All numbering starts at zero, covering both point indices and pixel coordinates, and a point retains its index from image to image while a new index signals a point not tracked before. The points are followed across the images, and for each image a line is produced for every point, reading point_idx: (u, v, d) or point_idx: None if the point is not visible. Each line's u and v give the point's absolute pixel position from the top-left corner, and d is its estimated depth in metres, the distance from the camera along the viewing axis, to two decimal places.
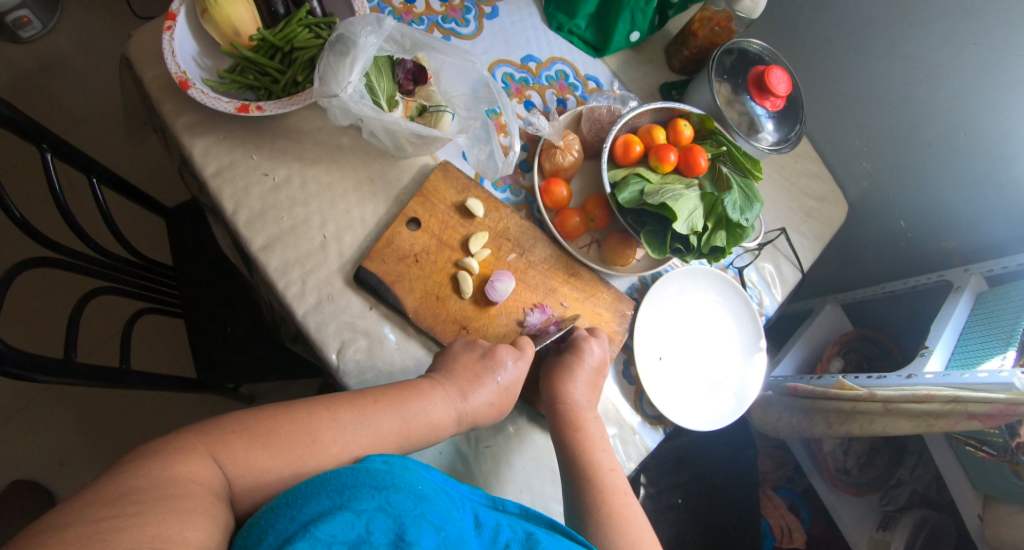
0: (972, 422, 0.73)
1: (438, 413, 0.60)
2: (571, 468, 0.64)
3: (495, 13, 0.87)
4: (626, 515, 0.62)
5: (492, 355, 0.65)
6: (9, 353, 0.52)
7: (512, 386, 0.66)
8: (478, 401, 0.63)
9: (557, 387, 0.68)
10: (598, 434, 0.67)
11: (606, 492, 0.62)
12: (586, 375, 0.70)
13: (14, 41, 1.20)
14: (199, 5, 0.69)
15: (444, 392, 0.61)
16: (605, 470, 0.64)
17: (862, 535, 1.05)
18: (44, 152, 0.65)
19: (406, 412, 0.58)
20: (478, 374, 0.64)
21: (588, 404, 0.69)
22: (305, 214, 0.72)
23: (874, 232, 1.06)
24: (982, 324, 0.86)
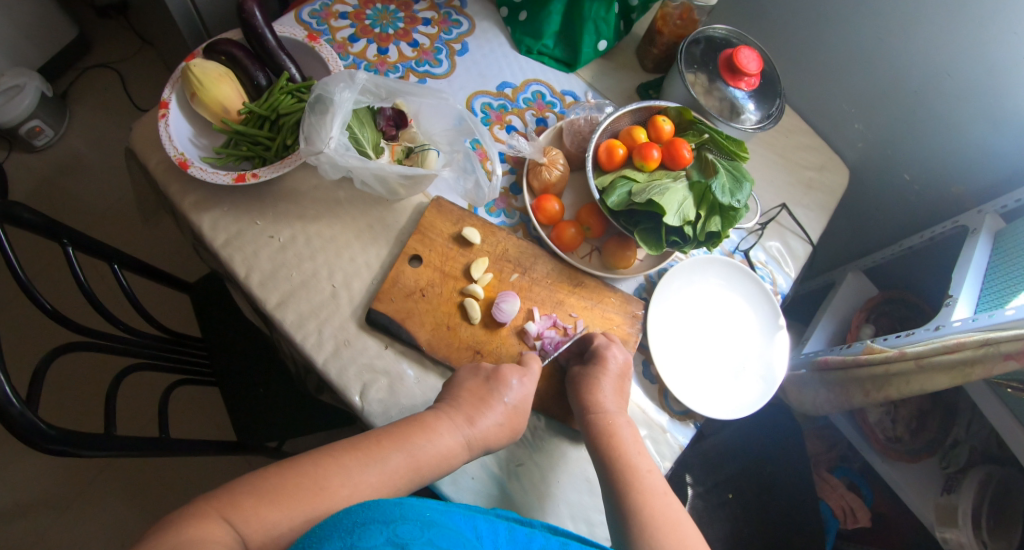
0: (1008, 363, 0.70)
1: (446, 441, 0.61)
2: (607, 467, 0.65)
3: (465, 48, 0.91)
4: (667, 516, 0.61)
5: (496, 377, 0.66)
6: (49, 431, 0.56)
7: (520, 407, 0.66)
8: (487, 425, 0.63)
9: (587, 400, 0.68)
10: (631, 437, 0.67)
11: (644, 494, 0.62)
12: (611, 382, 0.70)
13: (29, 151, 1.29)
14: (189, 90, 0.74)
15: (450, 421, 0.62)
16: (641, 471, 0.64)
17: (928, 505, 1.00)
18: (66, 247, 0.70)
19: (412, 447, 0.59)
20: (484, 397, 0.64)
21: (617, 409, 0.69)
22: (312, 267, 0.75)
23: (881, 190, 1.05)
24: (1005, 264, 0.83)
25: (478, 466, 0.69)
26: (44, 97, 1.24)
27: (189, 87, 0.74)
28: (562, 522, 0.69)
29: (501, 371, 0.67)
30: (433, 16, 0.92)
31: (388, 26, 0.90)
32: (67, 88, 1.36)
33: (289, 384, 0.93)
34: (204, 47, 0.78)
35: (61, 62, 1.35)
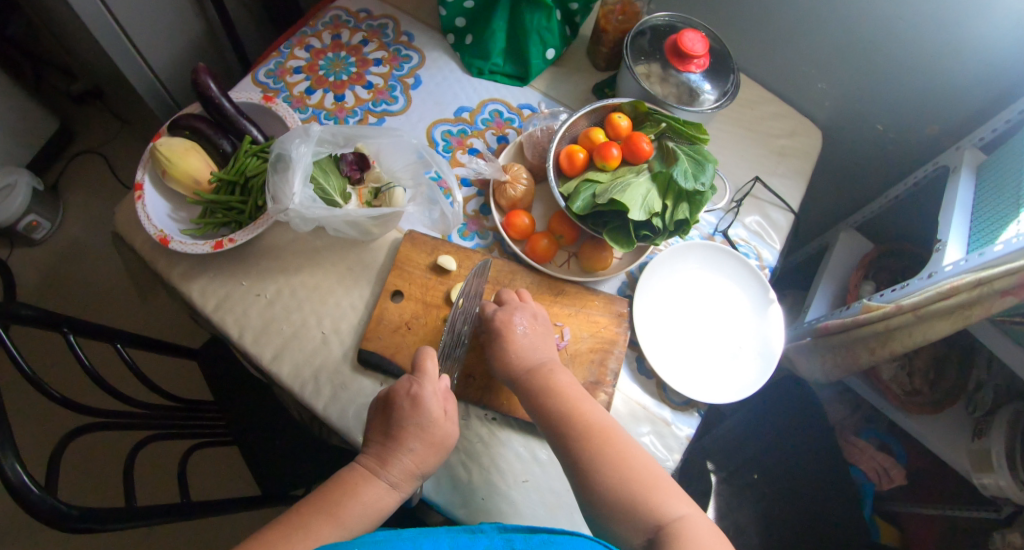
0: (1006, 299, 0.67)
1: (366, 491, 0.58)
2: (546, 417, 0.65)
3: (418, 81, 0.93)
4: (610, 450, 0.62)
5: (390, 405, 0.63)
6: (70, 510, 0.59)
7: (434, 424, 0.63)
8: (403, 459, 0.60)
9: (510, 365, 0.69)
10: (565, 382, 0.68)
11: (581, 435, 0.63)
12: (525, 332, 0.71)
13: (31, 245, 1.35)
14: (159, 168, 0.77)
15: (363, 468, 0.60)
16: (578, 413, 0.65)
17: (961, 453, 0.97)
18: (67, 335, 0.73)
19: (334, 507, 0.57)
20: (392, 432, 0.62)
21: (547, 357, 0.70)
22: (301, 317, 0.78)
23: (857, 143, 1.04)
24: (990, 199, 0.81)
25: (487, 486, 0.70)
26: (36, 192, 1.30)
27: (158, 165, 0.77)
28: (578, 529, 0.70)
29: (392, 397, 0.63)
30: (383, 55, 0.95)
31: (341, 73, 0.93)
32: (57, 179, 1.42)
33: (302, 432, 0.95)
34: (167, 125, 0.81)
35: (48, 155, 1.41)
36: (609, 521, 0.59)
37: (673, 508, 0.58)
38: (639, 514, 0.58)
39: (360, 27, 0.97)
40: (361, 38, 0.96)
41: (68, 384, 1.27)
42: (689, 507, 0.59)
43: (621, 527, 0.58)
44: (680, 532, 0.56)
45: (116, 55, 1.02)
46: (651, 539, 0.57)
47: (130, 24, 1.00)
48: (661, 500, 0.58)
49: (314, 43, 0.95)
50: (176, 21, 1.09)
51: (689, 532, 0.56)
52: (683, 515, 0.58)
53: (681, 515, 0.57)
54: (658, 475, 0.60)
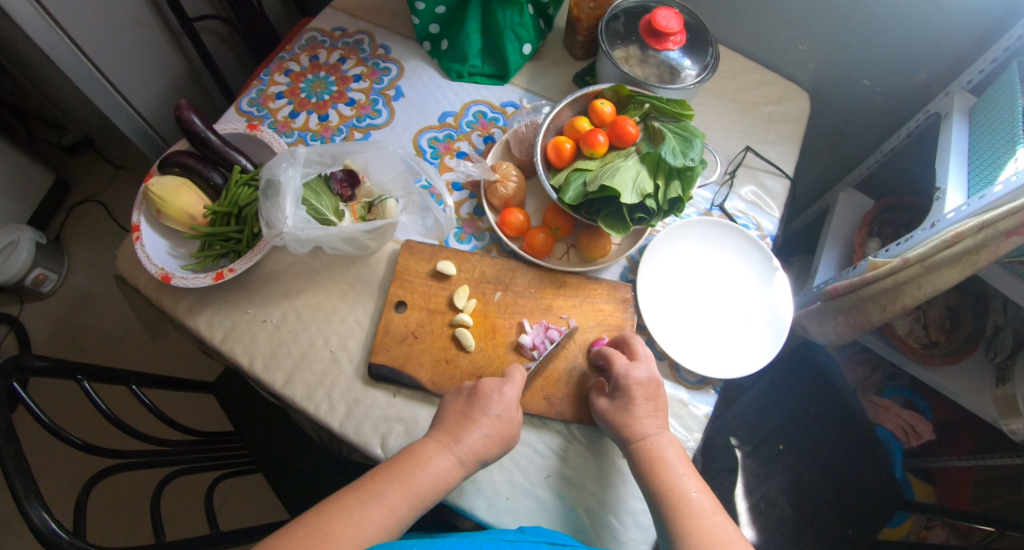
0: (1012, 240, 0.67)
1: (438, 462, 0.61)
2: (655, 493, 0.64)
3: (399, 91, 0.94)
4: (714, 538, 0.59)
5: (478, 393, 0.67)
6: None
7: (507, 416, 0.66)
8: (475, 439, 0.63)
9: (626, 430, 0.67)
10: (676, 457, 0.65)
11: (689, 519, 0.61)
12: (644, 406, 0.68)
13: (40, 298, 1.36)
14: (153, 208, 0.78)
15: (436, 442, 0.63)
16: (686, 494, 0.62)
17: (986, 400, 0.96)
18: (81, 382, 0.73)
19: (405, 475, 0.60)
20: (469, 414, 0.65)
21: (658, 430, 0.67)
22: (308, 339, 0.78)
23: (845, 101, 1.03)
24: (985, 140, 0.80)
25: (510, 486, 0.71)
26: (40, 246, 1.32)
27: (153, 205, 0.78)
28: (605, 519, 0.70)
29: (479, 387, 0.67)
30: (363, 70, 0.95)
31: (322, 93, 0.93)
32: (59, 231, 1.44)
33: (323, 452, 0.96)
34: (158, 164, 0.82)
35: (47, 209, 1.43)
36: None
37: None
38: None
39: (336, 45, 0.98)
40: (339, 56, 0.97)
41: (90, 430, 1.29)
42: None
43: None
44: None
45: (101, 101, 1.03)
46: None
47: (111, 68, 1.01)
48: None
49: (293, 66, 0.96)
50: (156, 61, 1.10)
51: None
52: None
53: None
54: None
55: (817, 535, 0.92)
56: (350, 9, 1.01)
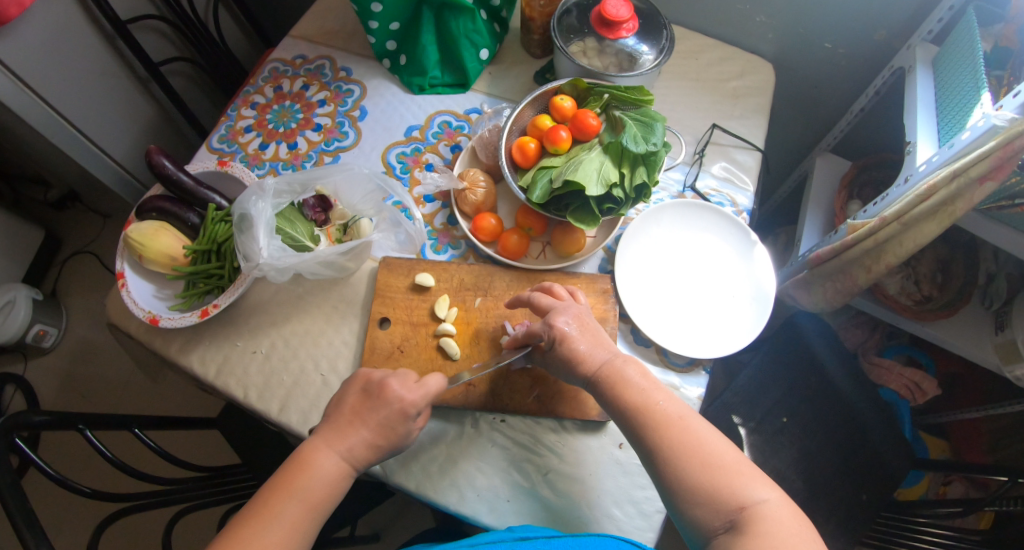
0: (986, 185, 0.66)
1: (330, 468, 0.61)
2: (622, 410, 0.63)
3: (364, 111, 0.95)
4: (686, 442, 0.59)
5: (378, 393, 0.64)
6: None
7: (397, 419, 0.64)
8: (360, 444, 0.62)
9: (578, 368, 0.67)
10: (637, 374, 0.65)
11: (658, 429, 0.60)
12: (584, 339, 0.68)
13: (43, 353, 1.39)
14: (134, 254, 0.79)
15: (326, 446, 0.62)
16: (653, 405, 0.62)
17: (986, 349, 0.95)
18: (83, 430, 0.75)
19: (300, 493, 0.59)
20: (363, 416, 0.63)
21: (608, 355, 0.67)
22: (299, 365, 0.79)
23: (811, 65, 1.03)
24: (949, 89, 0.79)
25: (511, 488, 0.72)
26: (36, 302, 1.35)
27: (133, 251, 0.79)
28: (608, 510, 0.71)
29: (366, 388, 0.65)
30: (326, 95, 0.97)
31: (289, 122, 0.95)
32: (55, 285, 1.47)
33: None
34: (134, 211, 0.83)
35: (41, 265, 1.45)
36: (688, 507, 0.57)
37: (753, 492, 0.56)
38: (719, 498, 0.56)
39: (299, 73, 0.99)
40: (302, 83, 0.98)
41: (105, 477, 1.31)
42: (772, 492, 0.56)
43: (699, 513, 0.56)
44: (759, 518, 0.54)
45: (77, 154, 1.05)
46: (732, 523, 0.55)
47: (83, 122, 1.03)
48: (741, 484, 0.56)
49: (259, 98, 0.97)
50: (126, 108, 1.12)
51: (767, 519, 0.54)
52: (764, 501, 0.55)
53: (761, 500, 0.55)
54: (736, 459, 0.58)
55: (832, 503, 0.92)
56: (309, 35, 1.02)
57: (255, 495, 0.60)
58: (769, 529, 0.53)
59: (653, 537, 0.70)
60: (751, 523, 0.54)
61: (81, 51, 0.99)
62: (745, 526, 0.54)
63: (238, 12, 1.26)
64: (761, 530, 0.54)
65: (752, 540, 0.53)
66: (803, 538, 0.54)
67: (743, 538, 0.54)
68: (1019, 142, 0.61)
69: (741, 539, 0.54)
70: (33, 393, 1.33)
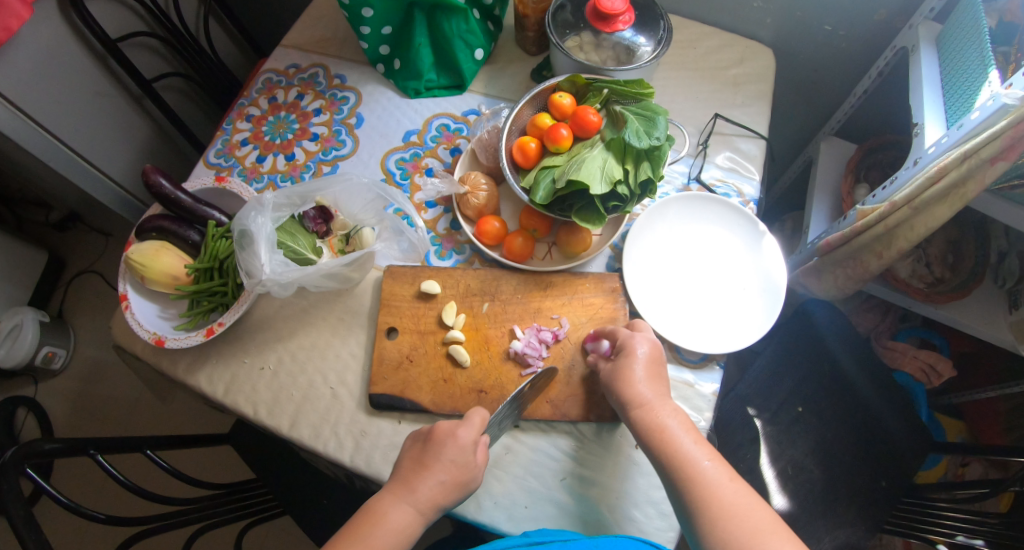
0: (998, 166, 0.65)
1: (394, 518, 0.59)
2: (665, 463, 0.62)
3: (360, 118, 0.94)
4: (729, 507, 0.57)
5: (432, 437, 0.64)
6: None
7: (464, 459, 0.63)
8: (428, 487, 0.61)
9: (621, 396, 0.67)
10: (681, 425, 0.63)
11: (701, 491, 0.58)
12: (644, 368, 0.67)
13: (52, 375, 1.39)
14: (137, 275, 0.79)
15: (390, 496, 0.61)
16: (697, 464, 0.60)
17: (1002, 329, 0.93)
18: (94, 455, 0.74)
19: (360, 541, 0.58)
20: (422, 462, 0.63)
21: (657, 397, 0.65)
22: (307, 379, 0.78)
23: (811, 49, 1.01)
24: (955, 67, 0.77)
25: (528, 495, 0.71)
26: (43, 324, 1.35)
27: (136, 273, 0.78)
28: (627, 512, 0.70)
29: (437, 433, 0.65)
30: (322, 103, 0.95)
31: (285, 133, 0.93)
32: (61, 306, 1.46)
33: (344, 485, 0.96)
34: (134, 231, 0.82)
35: (46, 286, 1.45)
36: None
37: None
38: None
39: (293, 82, 0.98)
40: (297, 93, 0.97)
41: (120, 495, 1.31)
42: None
43: None
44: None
45: (74, 176, 1.04)
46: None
47: (78, 143, 1.02)
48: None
49: (254, 110, 0.96)
50: (121, 127, 1.11)
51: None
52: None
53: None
54: (781, 530, 0.56)
55: (852, 491, 0.91)
56: (301, 44, 1.01)
57: (326, 546, 0.59)
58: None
59: (674, 537, 0.69)
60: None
61: (73, 72, 0.98)
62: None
63: (228, 23, 1.25)
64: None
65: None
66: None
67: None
68: None
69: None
70: (45, 416, 1.33)
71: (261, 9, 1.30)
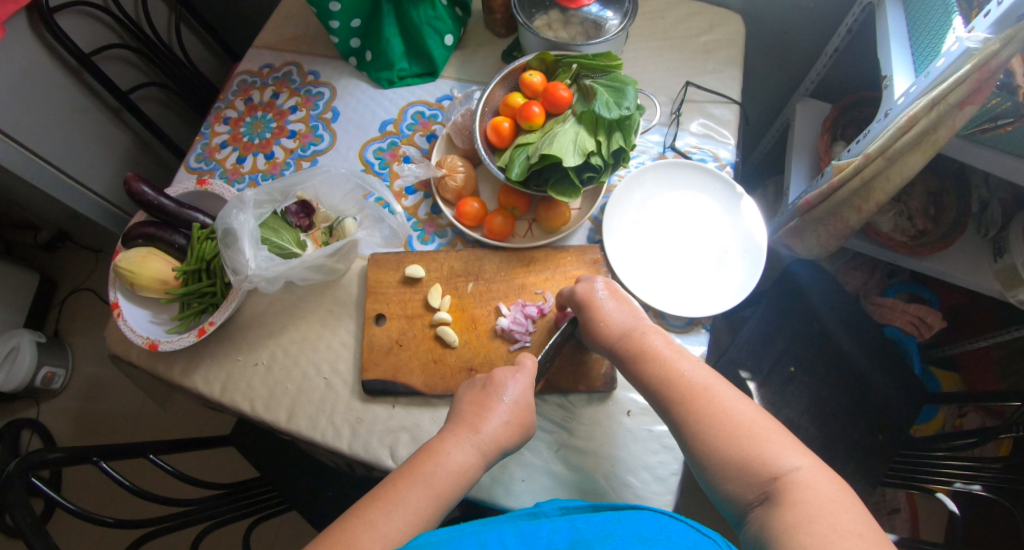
0: (966, 110, 0.65)
1: (457, 457, 0.60)
2: (648, 382, 0.64)
3: (336, 112, 0.94)
4: (713, 412, 0.59)
5: (491, 382, 0.66)
6: None
7: (523, 401, 0.65)
8: (493, 427, 0.63)
9: (595, 323, 0.70)
10: (662, 343, 0.66)
11: (685, 401, 0.61)
12: (611, 303, 0.70)
13: (54, 394, 1.40)
14: (126, 282, 0.79)
15: (455, 437, 0.62)
16: (678, 377, 0.63)
17: (988, 276, 0.94)
18: (97, 462, 0.75)
19: (425, 477, 0.58)
20: (483, 402, 0.64)
21: (634, 321, 0.69)
22: (301, 372, 0.79)
23: (780, 12, 1.01)
24: (920, 17, 0.77)
25: (524, 469, 0.72)
26: (40, 345, 1.36)
27: (125, 280, 0.79)
28: (623, 479, 0.71)
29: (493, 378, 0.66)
30: (297, 100, 0.96)
31: (263, 132, 0.94)
32: (56, 326, 1.48)
33: (347, 477, 0.98)
34: (121, 240, 0.82)
35: (40, 308, 1.46)
36: (720, 480, 0.57)
37: (785, 461, 0.55)
38: (751, 470, 0.56)
39: (267, 82, 0.98)
40: (272, 92, 0.97)
41: (126, 507, 1.32)
42: (806, 459, 0.56)
43: (732, 487, 0.56)
44: (793, 487, 0.54)
45: (58, 192, 1.05)
46: (766, 495, 0.55)
47: (60, 160, 1.03)
48: (774, 453, 0.56)
49: (230, 112, 0.96)
50: (101, 141, 1.12)
51: (803, 486, 0.53)
52: (797, 469, 0.55)
53: (794, 468, 0.55)
54: (765, 427, 0.58)
55: (849, 447, 0.91)
56: (272, 43, 1.01)
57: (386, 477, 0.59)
58: (804, 497, 0.53)
59: (671, 500, 0.70)
60: (785, 493, 0.54)
61: (48, 89, 0.99)
62: (780, 496, 0.54)
63: (199, 30, 1.25)
64: (795, 499, 0.53)
65: (788, 510, 0.52)
66: (845, 506, 0.52)
67: (778, 508, 0.53)
68: (995, 62, 0.60)
69: (775, 510, 0.53)
70: (49, 434, 1.34)
71: (231, 11, 1.30)
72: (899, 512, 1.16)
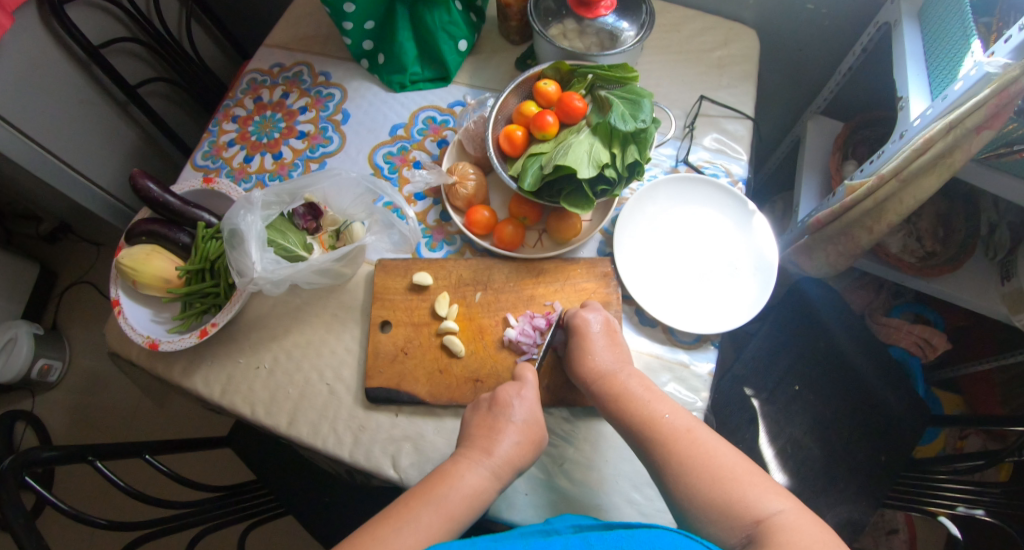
0: (983, 135, 0.64)
1: (471, 482, 0.60)
2: (627, 424, 0.64)
3: (346, 114, 0.93)
4: (696, 455, 0.59)
5: (497, 402, 0.66)
6: None
7: (531, 419, 0.66)
8: (506, 448, 0.63)
9: (584, 357, 0.69)
10: (640, 388, 0.66)
11: (667, 443, 0.61)
12: (600, 342, 0.70)
13: (50, 387, 1.39)
14: (129, 280, 0.78)
15: (468, 459, 0.62)
16: (659, 419, 0.63)
17: (995, 300, 0.94)
18: (93, 462, 0.72)
19: (438, 500, 0.58)
20: (493, 424, 0.65)
21: (618, 364, 0.69)
22: (303, 376, 0.78)
23: (795, 27, 1.01)
24: (937, 40, 0.77)
25: (528, 482, 0.71)
26: (37, 337, 1.34)
27: (127, 277, 0.78)
28: (628, 495, 0.70)
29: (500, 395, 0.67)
30: (307, 101, 0.95)
31: (272, 132, 0.93)
32: (55, 318, 1.46)
33: (345, 483, 0.96)
34: (124, 236, 0.81)
35: (39, 299, 1.45)
36: (703, 522, 0.56)
37: (767, 504, 0.55)
38: (733, 513, 0.55)
39: (277, 81, 0.97)
40: (282, 91, 0.96)
41: (119, 503, 1.30)
42: (787, 503, 0.55)
43: (715, 530, 0.56)
44: (779, 530, 0.53)
45: (62, 185, 1.04)
46: (749, 539, 0.54)
47: (65, 152, 1.02)
48: (757, 497, 0.55)
49: (239, 111, 0.95)
50: (107, 134, 1.11)
51: (789, 529, 0.53)
52: (779, 512, 0.54)
53: (777, 512, 0.54)
54: (748, 470, 0.58)
55: (854, 468, 0.91)
56: (284, 43, 1.00)
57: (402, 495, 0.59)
58: (791, 540, 0.52)
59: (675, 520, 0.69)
60: (770, 536, 0.53)
61: (56, 81, 0.97)
62: (765, 539, 0.53)
63: (210, 26, 1.24)
64: (781, 542, 0.52)
65: None
66: (829, 546, 0.52)
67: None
68: (1015, 88, 0.59)
69: None
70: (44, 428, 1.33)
71: (242, 8, 1.30)
72: (897, 532, 1.16)
